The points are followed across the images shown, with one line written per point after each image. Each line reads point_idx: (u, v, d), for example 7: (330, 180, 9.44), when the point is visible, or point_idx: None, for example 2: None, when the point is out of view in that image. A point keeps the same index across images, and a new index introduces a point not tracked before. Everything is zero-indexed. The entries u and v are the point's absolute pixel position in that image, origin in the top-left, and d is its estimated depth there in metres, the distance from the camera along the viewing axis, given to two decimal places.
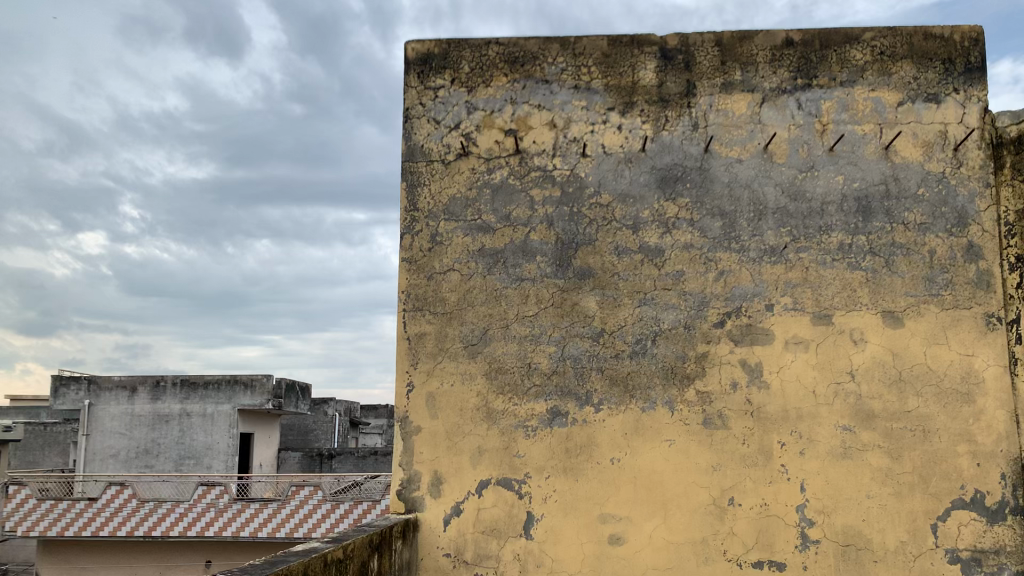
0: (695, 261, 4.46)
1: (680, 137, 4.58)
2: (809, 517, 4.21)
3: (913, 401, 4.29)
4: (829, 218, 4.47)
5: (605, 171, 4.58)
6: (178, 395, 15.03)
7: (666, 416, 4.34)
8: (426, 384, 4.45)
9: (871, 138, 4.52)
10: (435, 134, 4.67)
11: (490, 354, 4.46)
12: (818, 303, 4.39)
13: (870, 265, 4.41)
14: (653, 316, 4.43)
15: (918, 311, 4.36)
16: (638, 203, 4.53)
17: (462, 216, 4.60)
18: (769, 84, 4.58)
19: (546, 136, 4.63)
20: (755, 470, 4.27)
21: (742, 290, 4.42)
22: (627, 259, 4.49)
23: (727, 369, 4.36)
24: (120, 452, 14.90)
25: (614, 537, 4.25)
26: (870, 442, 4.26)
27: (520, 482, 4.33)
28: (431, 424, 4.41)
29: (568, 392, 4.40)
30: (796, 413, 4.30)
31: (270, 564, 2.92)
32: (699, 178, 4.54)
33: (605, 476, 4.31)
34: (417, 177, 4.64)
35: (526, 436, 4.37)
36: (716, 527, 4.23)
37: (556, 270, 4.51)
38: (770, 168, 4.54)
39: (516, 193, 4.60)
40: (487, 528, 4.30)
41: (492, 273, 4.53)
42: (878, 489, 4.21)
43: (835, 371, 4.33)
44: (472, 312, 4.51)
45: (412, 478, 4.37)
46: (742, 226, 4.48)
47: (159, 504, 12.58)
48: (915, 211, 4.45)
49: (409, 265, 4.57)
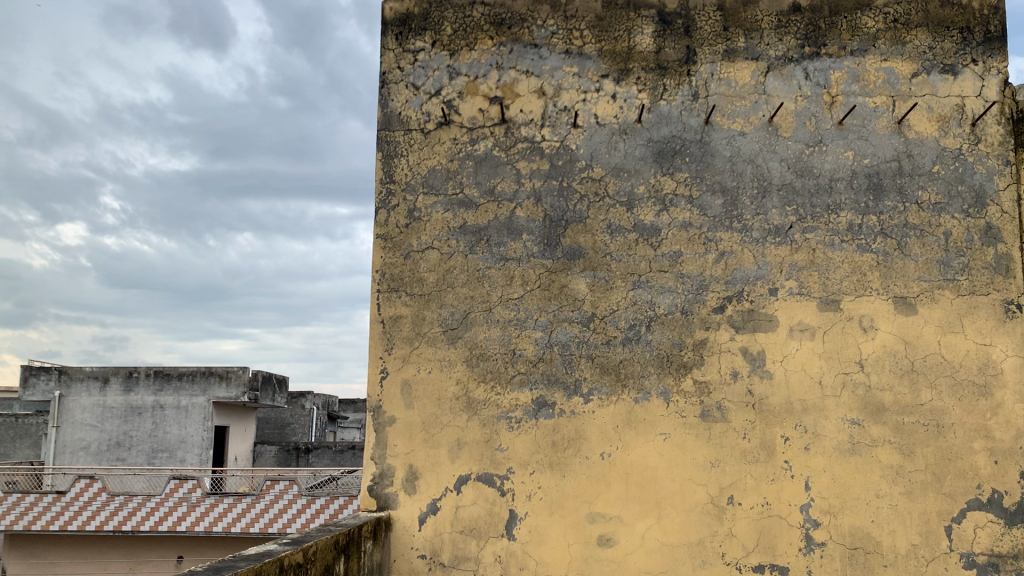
0: (695, 241, 4.13)
1: (679, 108, 4.25)
2: (814, 518, 3.90)
3: (926, 394, 3.98)
4: (838, 196, 4.15)
5: (598, 143, 4.24)
6: (153, 387, 14.56)
7: (661, 408, 4.01)
8: (401, 371, 4.10)
9: (883, 111, 4.21)
10: (414, 101, 4.31)
11: (471, 339, 4.11)
12: (826, 287, 4.07)
13: (881, 247, 4.10)
14: (648, 300, 4.10)
15: (932, 297, 4.05)
16: (633, 177, 4.20)
17: (442, 189, 4.24)
18: (775, 52, 4.26)
19: (534, 105, 4.28)
20: (757, 467, 3.95)
21: (743, 273, 4.10)
22: (621, 238, 4.15)
23: (728, 357, 4.04)
24: (91, 445, 14.45)
25: (604, 538, 3.92)
26: (879, 437, 3.95)
27: (502, 479, 3.99)
28: (406, 414, 4.07)
29: (555, 381, 4.06)
30: (800, 405, 3.99)
31: (216, 571, 2.54)
32: (699, 152, 4.21)
33: (595, 471, 3.97)
34: (395, 147, 4.28)
35: (509, 428, 4.03)
36: (714, 528, 3.90)
37: (544, 250, 4.17)
38: (775, 142, 4.21)
39: (501, 165, 4.25)
40: (466, 528, 3.95)
41: (474, 252, 4.18)
42: (889, 488, 3.91)
43: (843, 361, 4.03)
44: (452, 294, 4.16)
45: (384, 473, 4.03)
46: (745, 203, 4.16)
47: (129, 498, 12.08)
48: (930, 189, 4.14)
49: (384, 242, 4.21)
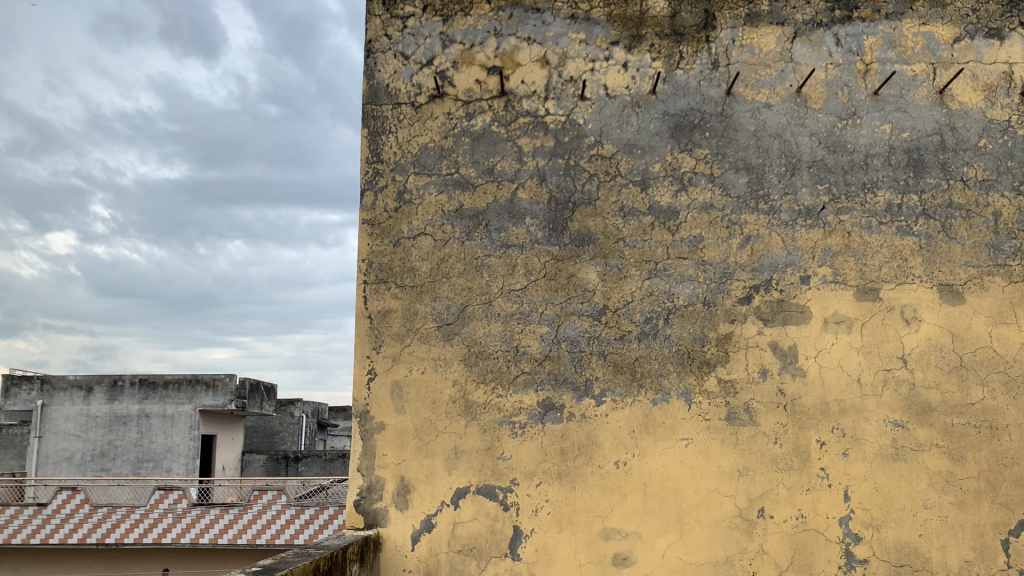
0: (717, 224, 3.72)
1: (697, 78, 3.83)
2: (855, 532, 3.48)
3: (977, 392, 3.58)
4: (874, 173, 3.74)
5: (608, 117, 3.82)
6: (137, 395, 14.05)
7: (683, 410, 3.59)
8: (391, 372, 3.67)
9: (923, 80, 3.80)
10: (403, 72, 3.89)
11: (469, 335, 3.68)
12: (862, 274, 3.67)
13: (923, 230, 3.69)
14: (667, 290, 3.68)
15: (982, 284, 3.65)
16: (647, 154, 3.78)
17: (435, 169, 3.82)
18: (802, 16, 3.86)
19: (537, 75, 3.86)
20: (789, 475, 3.53)
21: (771, 259, 3.68)
22: (635, 222, 3.73)
23: (755, 353, 3.62)
24: (74, 455, 13.93)
25: (620, 557, 3.49)
26: (926, 441, 3.54)
27: (505, 491, 3.56)
28: (397, 420, 3.63)
29: (563, 381, 3.63)
30: (837, 406, 3.58)
31: None
32: (720, 126, 3.80)
33: (609, 483, 3.55)
34: (382, 122, 3.85)
35: (513, 435, 3.60)
36: (743, 544, 3.48)
37: (550, 236, 3.75)
38: (804, 115, 3.80)
39: (501, 142, 3.82)
40: (465, 548, 3.51)
41: (472, 238, 3.76)
42: (937, 497, 3.49)
43: (883, 356, 3.61)
44: (447, 285, 3.73)
45: (372, 486, 3.59)
46: (773, 182, 3.75)
47: (113, 509, 11.54)
48: (976, 165, 3.74)
49: (371, 228, 3.79)
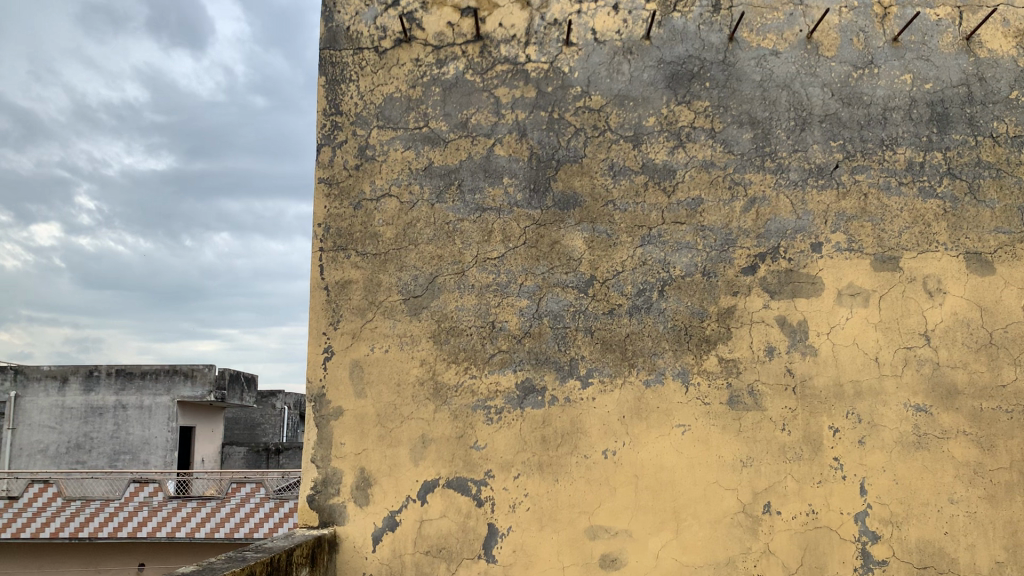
0: (718, 185, 3.31)
1: (696, 21, 3.42)
2: (873, 531, 3.08)
3: (1008, 372, 3.19)
4: (893, 128, 3.34)
5: (596, 65, 3.40)
6: (113, 386, 13.54)
7: (679, 393, 3.18)
8: (349, 351, 3.25)
9: (948, 25, 3.41)
10: (365, 13, 3.45)
11: (439, 309, 3.26)
12: (880, 241, 3.27)
13: (949, 192, 3.30)
14: (662, 259, 3.27)
15: (1014, 252, 3.27)
16: (641, 106, 3.37)
17: (401, 122, 3.39)
18: None
19: (516, 17, 3.43)
20: (799, 466, 3.13)
21: (779, 224, 3.28)
22: (626, 182, 3.32)
23: (761, 329, 3.22)
24: (48, 448, 13.37)
25: (609, 559, 3.08)
26: (952, 427, 3.15)
27: (478, 485, 3.14)
28: (356, 405, 3.21)
29: (544, 361, 3.21)
30: (853, 388, 3.18)
31: None
32: (722, 75, 3.39)
33: (596, 475, 3.14)
34: (342, 70, 3.41)
35: (488, 421, 3.18)
36: (747, 543, 3.08)
37: (530, 197, 3.33)
38: (816, 63, 3.39)
39: (475, 92, 3.39)
40: (433, 548, 3.10)
41: (443, 201, 3.34)
42: (964, 491, 3.11)
43: (903, 333, 3.22)
44: (414, 253, 3.30)
45: (328, 480, 3.17)
46: (781, 137, 3.34)
47: (87, 503, 11.06)
48: (1007, 120, 3.36)
49: (329, 188, 3.35)
